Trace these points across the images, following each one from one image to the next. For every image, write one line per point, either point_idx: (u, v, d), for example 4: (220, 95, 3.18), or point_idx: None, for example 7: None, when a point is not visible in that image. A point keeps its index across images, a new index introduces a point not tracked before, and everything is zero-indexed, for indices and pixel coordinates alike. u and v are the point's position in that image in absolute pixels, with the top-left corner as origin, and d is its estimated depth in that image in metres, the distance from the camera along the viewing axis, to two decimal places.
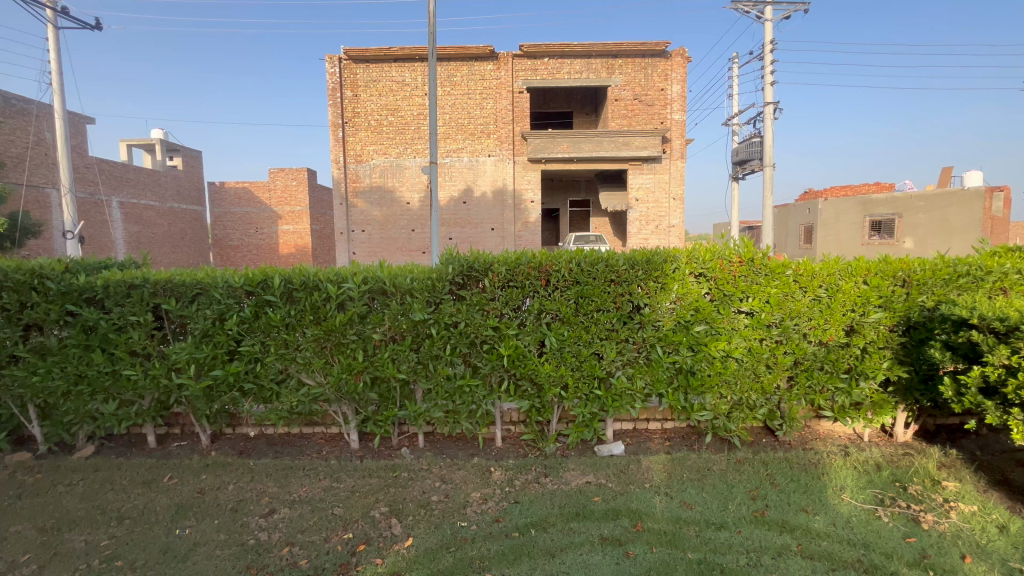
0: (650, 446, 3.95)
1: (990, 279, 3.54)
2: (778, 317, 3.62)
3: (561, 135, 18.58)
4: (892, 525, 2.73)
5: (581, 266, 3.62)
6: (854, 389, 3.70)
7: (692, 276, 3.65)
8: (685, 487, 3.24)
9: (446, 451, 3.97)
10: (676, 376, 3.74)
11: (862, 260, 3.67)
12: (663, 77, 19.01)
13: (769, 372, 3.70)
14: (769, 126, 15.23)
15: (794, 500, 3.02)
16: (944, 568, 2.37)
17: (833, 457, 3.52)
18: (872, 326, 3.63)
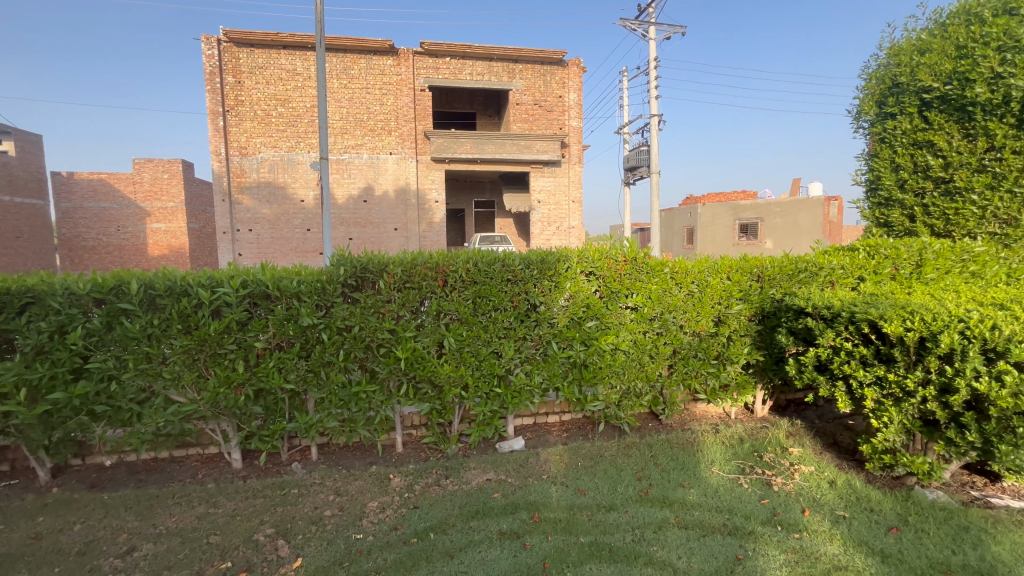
0: (549, 438, 4.11)
1: (822, 273, 4.20)
2: (659, 311, 3.96)
3: (464, 135, 18.59)
4: (750, 490, 3.12)
5: (478, 266, 3.65)
6: (722, 372, 4.16)
7: (583, 275, 3.85)
8: (579, 475, 3.40)
9: (342, 461, 3.78)
10: (571, 370, 3.92)
11: (726, 258, 4.15)
12: (560, 85, 19.88)
13: (652, 361, 4.03)
14: (655, 135, 16.58)
15: (673, 477, 3.32)
16: (789, 523, 2.76)
17: (706, 435, 3.94)
18: (734, 317, 4.11)
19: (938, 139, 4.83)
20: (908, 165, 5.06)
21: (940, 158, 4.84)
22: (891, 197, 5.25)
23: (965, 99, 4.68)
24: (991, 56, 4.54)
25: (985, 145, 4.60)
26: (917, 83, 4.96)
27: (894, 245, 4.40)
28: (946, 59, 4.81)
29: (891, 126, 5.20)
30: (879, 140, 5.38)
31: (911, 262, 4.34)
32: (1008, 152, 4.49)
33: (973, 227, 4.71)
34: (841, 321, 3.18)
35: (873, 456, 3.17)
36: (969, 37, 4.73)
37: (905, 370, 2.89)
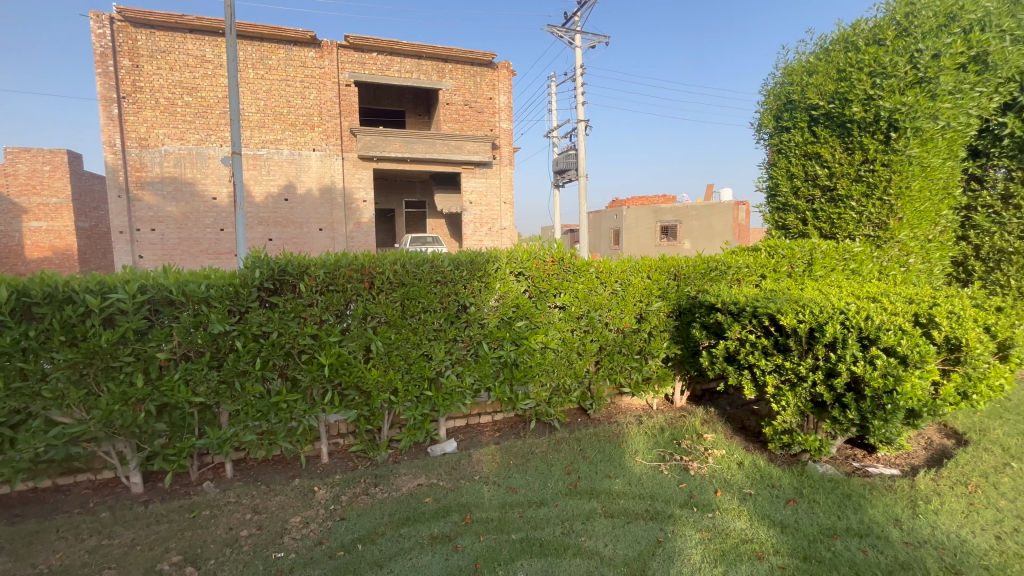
0: (481, 438, 4.11)
1: (729, 272, 4.57)
2: (585, 309, 4.10)
3: (393, 133, 18.12)
4: (669, 476, 3.32)
5: (406, 267, 3.58)
6: (644, 366, 4.38)
7: (512, 276, 3.91)
8: (511, 473, 3.44)
9: (260, 477, 3.54)
10: (502, 369, 3.95)
11: (646, 258, 4.39)
12: (490, 87, 20.00)
13: (580, 358, 4.18)
14: (582, 140, 17.15)
15: (600, 468, 3.46)
16: (703, 503, 2.97)
17: (631, 427, 4.14)
18: (654, 314, 4.35)
19: (824, 152, 5.42)
20: (801, 173, 5.64)
21: (826, 169, 5.44)
22: (787, 203, 5.83)
23: (844, 117, 5.29)
24: (865, 80, 5.15)
25: (861, 157, 5.22)
26: (807, 101, 5.54)
27: (790, 245, 4.88)
28: (829, 81, 5.40)
29: (786, 139, 5.78)
30: (777, 150, 5.95)
31: (803, 261, 4.84)
32: (879, 165, 5.11)
33: (854, 230, 5.30)
34: (745, 315, 3.48)
35: (774, 437, 3.49)
36: (847, 62, 5.33)
37: (798, 358, 3.22)
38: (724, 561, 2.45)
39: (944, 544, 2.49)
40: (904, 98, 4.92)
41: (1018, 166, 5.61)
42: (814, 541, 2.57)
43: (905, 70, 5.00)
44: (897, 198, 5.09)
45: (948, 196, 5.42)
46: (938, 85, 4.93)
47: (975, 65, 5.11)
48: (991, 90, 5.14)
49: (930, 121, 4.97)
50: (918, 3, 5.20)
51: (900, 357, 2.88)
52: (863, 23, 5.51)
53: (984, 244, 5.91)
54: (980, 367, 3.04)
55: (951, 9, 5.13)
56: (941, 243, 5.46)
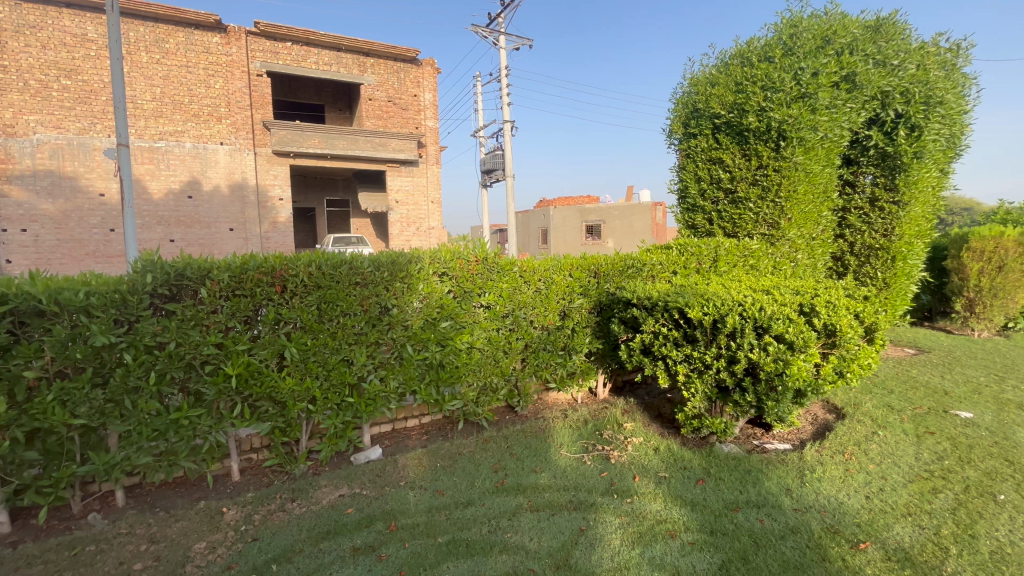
0: (408, 443, 4.02)
1: (644, 269, 4.83)
2: (510, 308, 4.15)
3: (311, 128, 17.19)
4: (592, 466, 3.46)
5: (322, 269, 3.41)
6: (568, 362, 4.51)
7: (436, 276, 3.86)
8: (437, 476, 3.40)
9: (159, 502, 3.21)
10: (427, 371, 3.89)
11: (568, 257, 4.53)
12: (415, 84, 19.63)
13: (506, 356, 4.22)
14: (508, 140, 17.34)
15: (526, 464, 3.52)
16: (623, 490, 3.12)
17: (557, 421, 4.26)
18: (577, 310, 4.49)
19: (726, 157, 5.93)
20: (707, 177, 6.14)
21: (728, 173, 5.94)
22: (695, 204, 6.29)
23: (742, 126, 5.79)
24: (758, 92, 5.66)
25: (757, 163, 5.76)
26: (710, 110, 5.99)
27: (698, 243, 5.26)
28: (728, 92, 5.87)
29: (694, 144, 6.22)
30: (686, 155, 6.39)
31: (710, 257, 5.23)
32: (771, 170, 5.66)
33: (752, 229, 5.81)
34: (658, 309, 3.70)
35: (686, 422, 3.75)
36: (743, 75, 5.83)
37: (704, 348, 3.48)
38: (641, 542, 2.59)
39: (824, 507, 2.81)
40: (790, 110, 5.47)
41: (882, 174, 6.45)
42: (719, 516, 2.78)
43: (791, 85, 5.56)
44: (787, 201, 5.67)
45: (827, 199, 6.12)
46: (817, 100, 5.53)
47: (846, 83, 5.79)
48: (859, 106, 5.86)
49: (812, 132, 5.57)
50: (800, 26, 5.82)
51: (788, 343, 3.21)
52: (756, 41, 6.07)
53: (857, 241, 6.75)
54: (852, 349, 3.45)
55: (826, 33, 5.79)
56: (823, 241, 6.16)
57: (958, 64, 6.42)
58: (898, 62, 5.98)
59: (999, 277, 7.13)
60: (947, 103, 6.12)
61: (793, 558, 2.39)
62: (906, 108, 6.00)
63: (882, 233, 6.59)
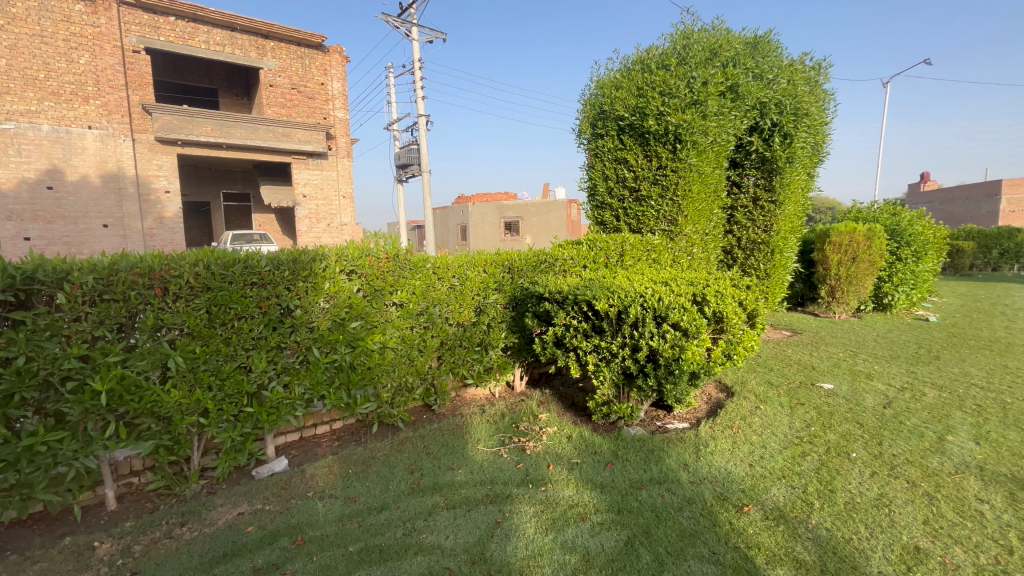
0: (317, 451, 3.81)
1: (556, 264, 4.99)
2: (423, 306, 4.07)
3: (202, 114, 15.59)
4: (508, 458, 3.51)
5: (212, 268, 3.11)
6: (485, 357, 4.53)
7: (343, 274, 3.68)
8: (349, 483, 3.26)
9: (12, 543, 2.74)
10: (336, 375, 3.70)
11: (481, 254, 4.54)
12: (321, 71, 18.54)
13: (421, 355, 4.13)
14: (423, 135, 16.97)
15: (443, 462, 3.49)
16: (537, 479, 3.20)
17: (474, 417, 4.27)
18: (492, 306, 4.52)
19: (630, 158, 6.28)
20: (613, 175, 6.47)
21: (632, 173, 6.32)
22: (603, 202, 6.62)
23: (643, 128, 6.17)
24: (657, 97, 6.04)
25: (657, 164, 6.18)
26: (615, 113, 6.31)
27: (605, 239, 5.54)
28: (630, 96, 6.21)
29: (601, 144, 6.52)
30: (594, 155, 6.69)
31: (617, 252, 5.52)
32: (670, 171, 6.11)
33: (654, 225, 6.23)
34: (568, 302, 3.84)
35: (597, 409, 3.94)
36: (643, 80, 6.20)
37: (611, 338, 3.67)
38: (554, 528, 2.68)
39: (716, 478, 3.10)
40: (684, 115, 5.92)
41: (762, 176, 7.22)
42: (625, 495, 2.96)
43: (684, 93, 6.01)
44: (683, 199, 6.14)
45: (718, 198, 6.72)
46: (707, 107, 6.03)
47: (731, 93, 6.39)
48: (741, 114, 6.49)
49: (703, 137, 6.07)
50: (691, 39, 6.31)
51: (683, 330, 3.48)
52: (654, 50, 6.49)
53: (743, 236, 7.49)
54: (737, 333, 3.82)
55: (713, 46, 6.33)
56: (714, 236, 6.76)
57: (820, 81, 7.35)
58: (773, 76, 6.70)
59: (853, 266, 8.30)
60: (812, 115, 6.99)
61: (689, 527, 2.61)
62: (780, 118, 6.74)
63: (763, 229, 7.37)
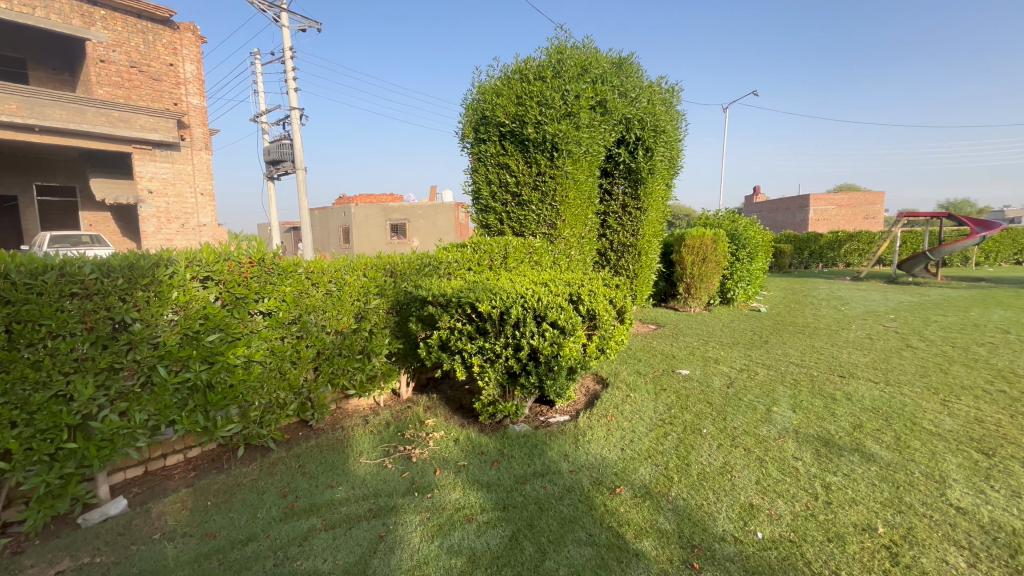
0: (168, 484, 3.31)
1: (440, 267, 4.96)
2: (295, 314, 3.75)
3: (4, 88, 12.74)
4: (393, 468, 3.39)
5: (13, 277, 2.53)
6: (367, 365, 4.32)
7: (195, 282, 3.25)
8: (208, 517, 2.89)
9: None
10: (189, 396, 3.25)
11: (360, 257, 4.34)
12: (170, 50, 16.29)
13: (295, 367, 3.82)
14: (297, 129, 15.72)
15: (320, 481, 3.26)
16: (423, 487, 3.14)
17: (357, 429, 4.06)
18: (374, 311, 4.33)
19: (511, 163, 6.48)
20: (496, 180, 6.64)
21: (513, 178, 6.54)
22: (488, 205, 6.76)
23: (523, 136, 6.42)
24: (534, 106, 6.31)
25: (537, 170, 6.48)
26: (496, 119, 6.47)
27: (489, 242, 5.65)
28: (510, 103, 6.40)
29: (484, 149, 6.64)
30: (477, 159, 6.79)
31: (500, 255, 5.66)
32: (548, 177, 6.44)
33: (535, 229, 6.52)
34: (452, 305, 3.83)
35: (483, 409, 4.00)
36: (521, 90, 6.44)
37: (494, 339, 3.75)
38: (440, 533, 2.65)
39: (592, 464, 3.33)
40: (560, 125, 6.28)
41: (629, 185, 7.94)
42: (510, 491, 3.04)
43: (560, 104, 6.36)
44: (561, 205, 6.52)
45: (592, 204, 7.24)
46: (580, 119, 6.45)
47: (601, 107, 6.91)
48: (610, 127, 7.06)
49: (578, 146, 6.49)
50: (564, 54, 6.70)
51: (560, 328, 3.69)
52: (531, 61, 6.78)
53: (615, 240, 8.17)
54: (609, 329, 4.13)
55: (584, 63, 6.79)
56: (589, 239, 7.28)
57: (674, 102, 8.30)
58: (635, 95, 7.39)
59: (703, 266, 9.51)
60: (668, 133, 7.85)
61: (569, 514, 2.76)
62: (643, 133, 7.48)
63: (631, 233, 8.10)
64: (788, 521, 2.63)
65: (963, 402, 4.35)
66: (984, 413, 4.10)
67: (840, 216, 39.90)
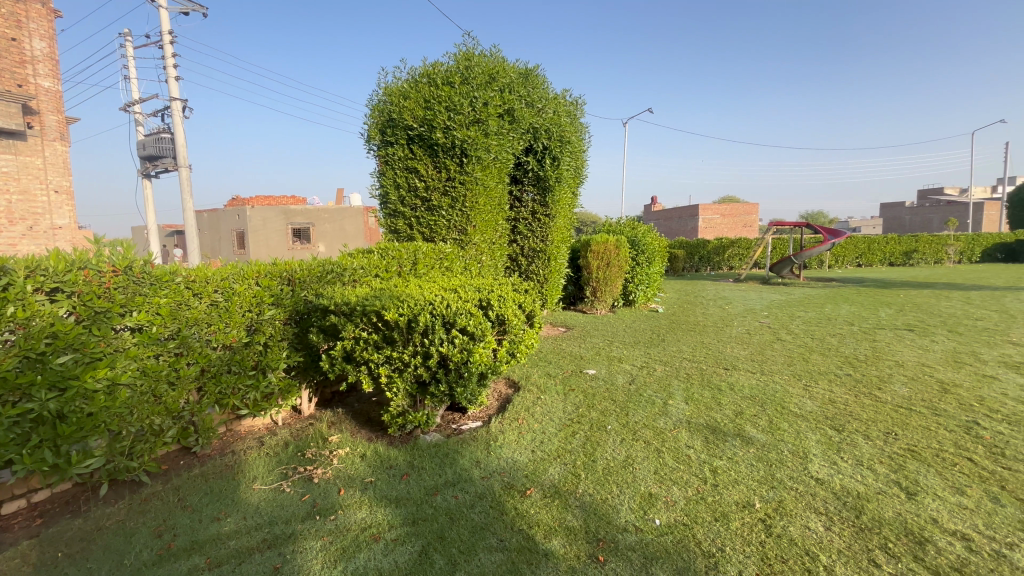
0: (6, 536, 2.76)
1: (344, 274, 4.71)
2: (173, 328, 3.34)
3: None
4: (292, 492, 3.14)
5: None
6: (262, 382, 3.96)
7: (39, 295, 2.75)
8: (58, 571, 2.45)
9: None
10: (32, 431, 2.71)
11: (252, 265, 3.99)
12: (13, 23, 14.38)
13: (173, 389, 3.38)
14: (179, 123, 14.14)
15: (204, 514, 2.92)
16: (326, 509, 2.94)
17: (250, 452, 3.71)
18: (269, 323, 3.98)
19: (420, 168, 6.36)
20: (404, 185, 6.46)
21: (423, 182, 6.43)
22: (396, 210, 6.55)
23: (432, 140, 6.34)
24: (443, 111, 6.25)
25: (446, 176, 6.43)
26: (403, 122, 6.30)
27: (397, 248, 5.51)
28: (418, 107, 6.27)
29: (391, 152, 6.43)
30: (384, 162, 6.55)
31: (409, 261, 5.53)
32: (458, 183, 6.43)
33: (445, 234, 6.48)
34: (356, 314, 3.66)
35: (392, 421, 3.85)
36: (429, 94, 6.34)
37: (402, 347, 3.64)
38: (344, 557, 2.50)
39: (504, 469, 3.34)
40: (469, 132, 6.29)
41: (537, 193, 8.18)
42: (420, 504, 2.95)
43: (468, 110, 6.37)
44: (471, 210, 6.56)
45: (501, 210, 7.34)
46: (488, 126, 6.52)
47: (509, 116, 7.02)
48: (518, 136, 7.23)
49: (487, 153, 6.56)
50: (473, 60, 6.70)
51: (470, 334, 3.67)
52: (439, 65, 6.71)
53: (525, 245, 8.35)
54: (519, 333, 4.17)
55: (492, 71, 6.84)
56: (500, 244, 7.38)
57: (577, 114, 8.69)
58: (542, 106, 7.62)
59: (608, 271, 10.05)
60: (573, 143, 8.21)
61: (480, 521, 2.74)
62: (549, 143, 7.76)
63: (541, 239, 8.33)
64: (682, 506, 2.85)
65: (820, 386, 5.03)
66: (837, 394, 4.78)
67: (723, 224, 44.47)
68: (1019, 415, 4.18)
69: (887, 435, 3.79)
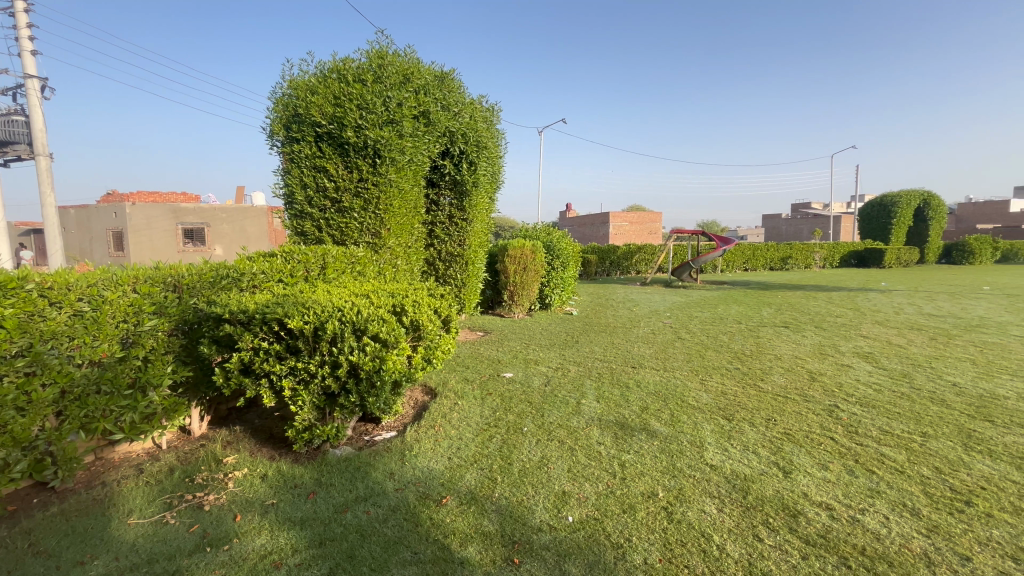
0: None
1: (241, 279, 4.34)
2: (24, 344, 2.83)
3: None
4: (177, 524, 2.80)
5: None
6: (141, 402, 3.48)
7: None
8: None
9: None
10: None
11: (127, 270, 3.55)
12: None
13: (23, 416, 2.86)
14: (37, 105, 12.17)
15: (63, 560, 2.51)
16: (218, 540, 2.66)
17: (125, 482, 3.25)
18: (149, 335, 3.52)
19: (330, 167, 6.03)
20: (312, 184, 6.06)
21: (332, 182, 6.10)
22: (303, 211, 6.14)
23: (342, 139, 6.06)
24: (354, 109, 6.00)
25: (358, 176, 6.18)
26: (311, 118, 5.93)
27: (304, 252, 5.16)
28: (327, 103, 5.95)
29: (296, 150, 6.01)
30: (288, 159, 6.12)
31: (317, 265, 5.21)
32: (371, 184, 6.22)
33: (358, 237, 6.22)
34: (255, 323, 3.38)
35: (297, 437, 3.58)
36: (339, 90, 6.05)
37: (308, 357, 3.43)
38: None
39: (419, 479, 3.26)
40: (382, 132, 6.12)
41: (454, 197, 8.15)
42: (328, 524, 2.77)
43: (381, 110, 6.19)
44: (385, 213, 6.38)
45: (417, 213, 7.21)
46: (402, 127, 6.37)
47: (424, 118, 6.91)
48: (434, 138, 7.14)
49: (401, 155, 6.41)
50: (386, 59, 6.47)
51: (382, 341, 3.53)
52: (350, 62, 6.41)
53: (442, 249, 8.24)
54: (434, 339, 4.08)
55: (407, 71, 6.66)
56: (415, 248, 7.24)
57: (493, 120, 8.78)
58: (457, 110, 7.59)
59: (524, 275, 10.25)
60: (489, 149, 8.28)
61: (393, 536, 2.65)
62: (465, 147, 7.77)
63: (457, 243, 8.30)
64: (593, 501, 2.97)
65: (714, 380, 5.52)
66: (727, 387, 5.27)
67: (632, 231, 47.33)
68: (869, 398, 4.90)
69: (768, 422, 4.25)
